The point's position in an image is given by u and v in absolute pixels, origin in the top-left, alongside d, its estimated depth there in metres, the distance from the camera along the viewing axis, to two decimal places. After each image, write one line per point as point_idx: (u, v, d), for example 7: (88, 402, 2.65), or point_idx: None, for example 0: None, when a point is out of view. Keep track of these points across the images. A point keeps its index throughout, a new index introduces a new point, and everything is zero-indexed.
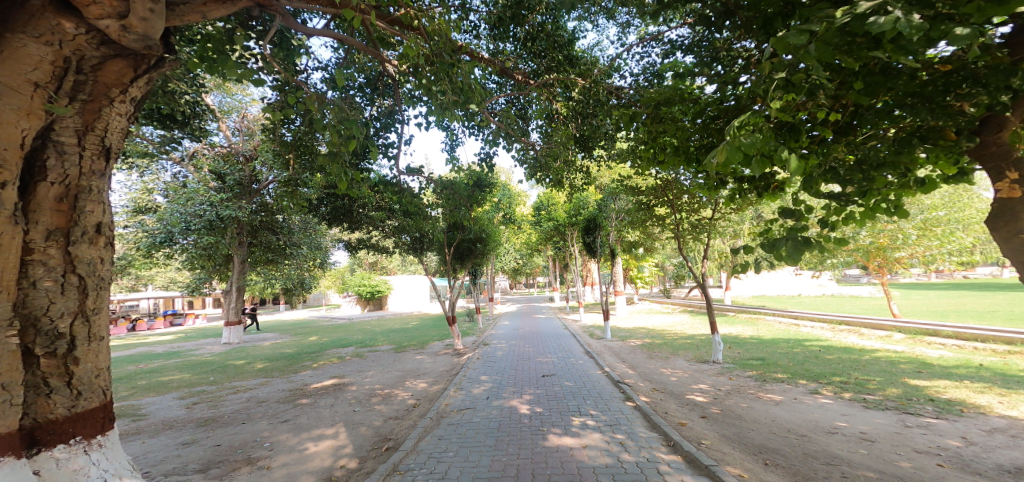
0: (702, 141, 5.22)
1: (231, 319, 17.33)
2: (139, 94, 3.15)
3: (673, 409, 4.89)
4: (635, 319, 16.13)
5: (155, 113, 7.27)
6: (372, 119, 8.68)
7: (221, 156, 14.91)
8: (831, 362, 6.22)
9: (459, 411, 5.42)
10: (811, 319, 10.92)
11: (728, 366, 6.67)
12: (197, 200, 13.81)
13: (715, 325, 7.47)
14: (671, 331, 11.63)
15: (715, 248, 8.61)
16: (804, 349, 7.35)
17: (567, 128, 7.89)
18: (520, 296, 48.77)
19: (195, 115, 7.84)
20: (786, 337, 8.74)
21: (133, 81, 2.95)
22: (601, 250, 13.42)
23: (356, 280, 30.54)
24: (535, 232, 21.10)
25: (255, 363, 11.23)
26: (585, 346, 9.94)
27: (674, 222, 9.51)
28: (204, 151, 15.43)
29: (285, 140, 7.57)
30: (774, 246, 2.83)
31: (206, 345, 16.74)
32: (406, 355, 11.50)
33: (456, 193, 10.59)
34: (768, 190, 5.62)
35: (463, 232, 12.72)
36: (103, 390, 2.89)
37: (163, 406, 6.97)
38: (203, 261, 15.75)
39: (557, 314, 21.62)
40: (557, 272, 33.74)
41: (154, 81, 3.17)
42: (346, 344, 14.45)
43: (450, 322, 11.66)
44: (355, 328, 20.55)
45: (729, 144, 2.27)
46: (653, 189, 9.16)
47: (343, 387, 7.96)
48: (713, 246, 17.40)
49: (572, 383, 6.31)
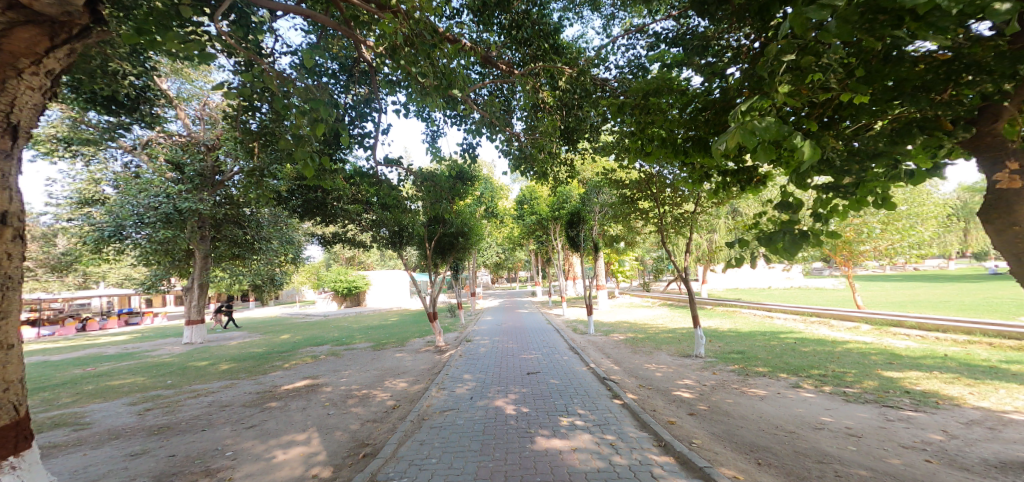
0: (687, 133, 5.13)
1: (195, 318, 16.44)
2: (57, 69, 2.86)
3: (660, 407, 4.82)
4: (616, 313, 16.20)
5: (96, 96, 6.78)
6: (346, 107, 8.24)
7: (180, 145, 13.98)
8: (809, 355, 6.31)
9: (442, 412, 5.18)
10: (784, 311, 11.19)
11: (710, 360, 6.68)
12: (153, 192, 12.88)
13: (697, 319, 7.48)
14: (651, 325, 11.70)
15: (697, 242, 8.57)
16: (782, 342, 7.46)
17: (552, 119, 7.69)
18: (500, 291, 48.54)
19: (146, 99, 7.25)
20: (764, 330, 8.88)
21: (48, 51, 2.67)
22: (584, 244, 13.30)
23: (330, 275, 29.58)
24: (516, 226, 20.87)
25: (220, 364, 10.63)
26: (568, 341, 9.85)
27: (657, 216, 9.48)
28: (161, 139, 14.43)
29: (250, 127, 7.03)
30: (771, 239, 2.71)
31: (168, 346, 15.83)
32: (384, 353, 11.13)
33: (436, 185, 10.22)
34: (754, 184, 5.56)
35: (443, 225, 12.36)
36: (12, 405, 2.62)
37: (113, 413, 6.45)
38: (161, 257, 14.79)
39: (538, 308, 21.53)
40: (537, 266, 33.65)
41: (77, 54, 2.91)
42: (319, 342, 13.91)
43: (428, 319, 11.35)
44: (330, 325, 19.87)
45: (741, 127, 2.14)
46: (636, 182, 9.07)
47: (315, 388, 7.57)
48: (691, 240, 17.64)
49: (558, 381, 6.18)
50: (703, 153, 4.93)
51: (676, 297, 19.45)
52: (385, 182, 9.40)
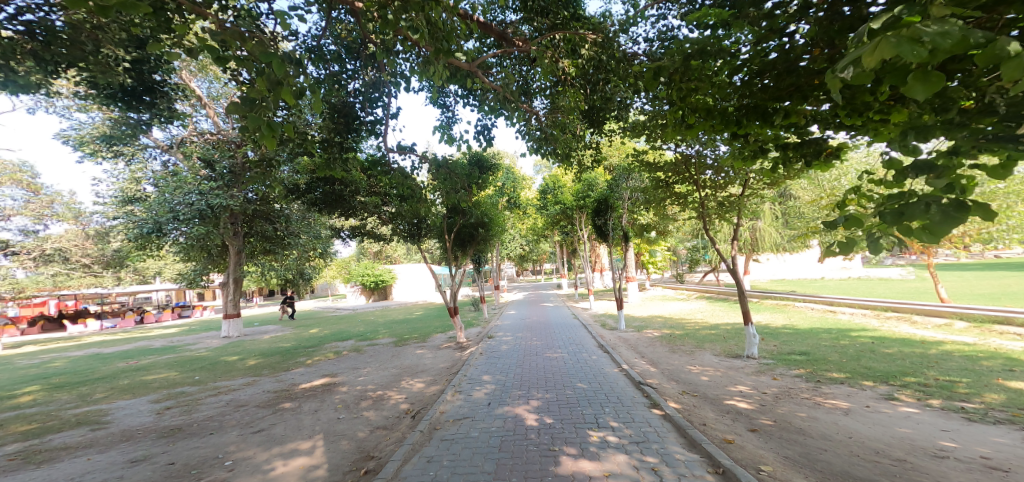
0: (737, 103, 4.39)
1: (231, 312, 16.85)
2: None
3: (712, 420, 4.04)
4: (649, 307, 15.24)
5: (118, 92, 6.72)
6: (355, 94, 7.85)
7: (210, 143, 14.16)
8: (895, 359, 5.30)
9: (455, 421, 4.63)
10: (848, 304, 9.93)
11: (767, 362, 5.79)
12: (186, 189, 13.09)
13: (748, 315, 6.55)
14: (690, 319, 10.76)
15: (743, 229, 7.60)
16: (853, 342, 6.42)
17: (577, 94, 6.90)
18: (528, 284, 47.97)
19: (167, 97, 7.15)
20: (827, 328, 7.80)
21: None
22: (613, 233, 12.41)
23: (359, 270, 29.85)
24: (540, 217, 20.15)
25: (247, 359, 10.61)
26: (599, 338, 9.11)
27: (696, 201, 8.51)
28: (191, 138, 14.70)
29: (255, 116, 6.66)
30: (910, 211, 1.85)
31: (206, 339, 16.29)
32: (406, 349, 10.78)
33: (454, 174, 9.67)
34: (822, 159, 4.65)
35: (463, 216, 11.83)
36: None
37: (133, 411, 6.33)
38: (196, 254, 15.14)
39: (565, 301, 20.71)
40: (563, 258, 32.69)
41: None
42: (346, 337, 13.82)
43: (452, 314, 10.89)
44: (358, 319, 19.93)
45: (898, 32, 1.33)
46: (673, 164, 8.17)
47: (333, 388, 7.24)
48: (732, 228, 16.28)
49: (586, 385, 5.51)
50: (758, 122, 4.13)
51: (715, 289, 18.12)
52: (398, 170, 8.94)
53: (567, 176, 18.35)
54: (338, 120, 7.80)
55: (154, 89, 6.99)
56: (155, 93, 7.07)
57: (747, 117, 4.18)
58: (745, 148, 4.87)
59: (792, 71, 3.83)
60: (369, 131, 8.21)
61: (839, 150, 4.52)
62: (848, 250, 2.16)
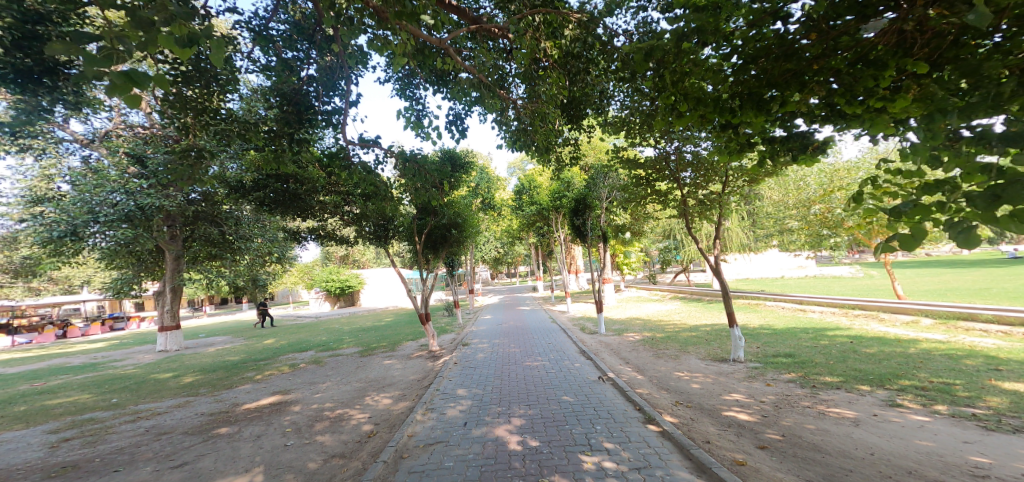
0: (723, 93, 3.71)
1: (169, 324, 15.26)
2: None
3: (715, 435, 3.65)
4: (625, 308, 15.09)
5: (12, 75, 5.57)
6: (309, 82, 7.07)
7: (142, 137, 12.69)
8: (884, 360, 5.16)
9: (426, 447, 4.01)
10: (817, 303, 10.04)
11: (755, 366, 5.55)
12: (109, 188, 11.64)
13: (734, 316, 6.31)
14: (667, 321, 10.61)
15: (724, 228, 7.32)
16: (835, 342, 6.34)
17: (557, 85, 6.49)
18: (500, 287, 47.37)
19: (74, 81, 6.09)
20: (805, 327, 7.75)
21: None
22: (591, 233, 12.04)
23: (322, 275, 28.27)
24: (514, 219, 19.70)
25: (185, 376, 9.47)
26: (578, 343, 8.70)
27: (675, 199, 8.28)
28: (121, 131, 13.14)
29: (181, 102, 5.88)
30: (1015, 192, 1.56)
31: (141, 353, 14.66)
32: (370, 360, 9.96)
33: (425, 170, 8.96)
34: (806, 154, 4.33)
35: (435, 217, 11.07)
36: None
37: (25, 446, 5.28)
38: (127, 258, 13.58)
39: (540, 305, 20.32)
40: (537, 260, 32.32)
41: None
42: (304, 348, 12.75)
43: (421, 320, 10.16)
44: (320, 327, 18.67)
45: None
46: (654, 161, 7.90)
47: (282, 409, 6.39)
48: (704, 230, 16.45)
49: (572, 398, 5.06)
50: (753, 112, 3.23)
51: (687, 290, 18.29)
52: (359, 165, 8.14)
53: (542, 177, 18.03)
54: (291, 113, 7.04)
55: (56, 69, 5.81)
56: (57, 74, 5.87)
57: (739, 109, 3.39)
58: (732, 141, 4.48)
59: (791, 55, 3.08)
60: (326, 122, 7.47)
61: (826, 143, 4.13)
62: (919, 242, 1.82)
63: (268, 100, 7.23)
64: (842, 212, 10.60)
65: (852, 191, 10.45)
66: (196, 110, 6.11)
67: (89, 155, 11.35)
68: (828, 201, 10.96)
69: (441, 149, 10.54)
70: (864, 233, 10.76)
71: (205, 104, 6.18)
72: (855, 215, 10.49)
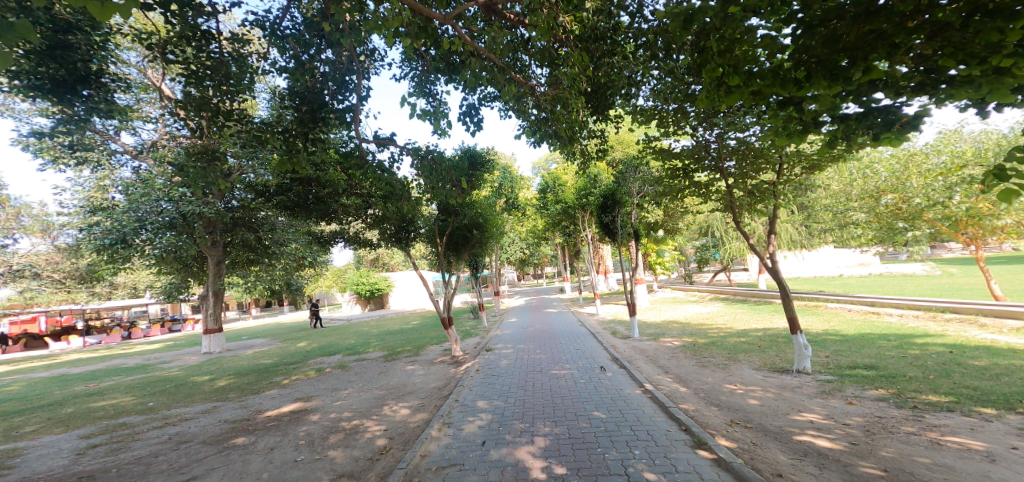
0: (784, 63, 3.57)
1: (212, 327, 15.80)
2: None
3: (788, 469, 2.92)
4: (662, 311, 14.11)
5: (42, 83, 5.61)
6: (324, 79, 6.91)
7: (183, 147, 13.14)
8: (1002, 375, 4.18)
9: (438, 470, 3.51)
10: (893, 305, 8.77)
11: (829, 380, 4.68)
12: (154, 197, 12.12)
13: (796, 321, 5.36)
14: (711, 325, 9.68)
15: (778, 220, 6.37)
16: (926, 352, 5.33)
17: (579, 67, 5.93)
18: (529, 288, 46.82)
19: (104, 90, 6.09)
20: (881, 334, 6.70)
21: None
22: (621, 231, 11.23)
23: (354, 278, 28.78)
24: (540, 218, 19.08)
25: (218, 380, 9.53)
26: (611, 349, 7.98)
27: (717, 191, 7.42)
28: (163, 142, 13.67)
29: (194, 101, 5.86)
30: None
31: (185, 356, 15.22)
32: (396, 365, 9.69)
33: (444, 168, 8.58)
34: (890, 132, 3.98)
35: (456, 217, 10.65)
36: None
37: (52, 452, 5.24)
38: (171, 265, 14.12)
39: (569, 307, 19.55)
40: (566, 261, 31.51)
41: None
42: (333, 351, 12.72)
43: (445, 325, 9.74)
44: (351, 330, 18.81)
45: None
46: (690, 150, 7.10)
47: (302, 418, 6.12)
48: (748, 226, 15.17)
49: (605, 413, 4.45)
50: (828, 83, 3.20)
51: (730, 290, 17.00)
52: (373, 163, 7.87)
53: (568, 175, 17.36)
54: (311, 112, 6.91)
55: (88, 78, 5.85)
56: (90, 82, 5.92)
57: (810, 76, 3.27)
58: (791, 121, 4.05)
59: (874, 13, 2.97)
60: (339, 122, 7.21)
61: (914, 119, 3.90)
62: None
63: (283, 105, 7.14)
64: (919, 201, 9.29)
65: (930, 176, 9.16)
66: (209, 110, 5.99)
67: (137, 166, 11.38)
68: (902, 189, 9.66)
69: (461, 148, 10.15)
70: (947, 225, 9.39)
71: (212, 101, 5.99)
72: (936, 205, 9.13)
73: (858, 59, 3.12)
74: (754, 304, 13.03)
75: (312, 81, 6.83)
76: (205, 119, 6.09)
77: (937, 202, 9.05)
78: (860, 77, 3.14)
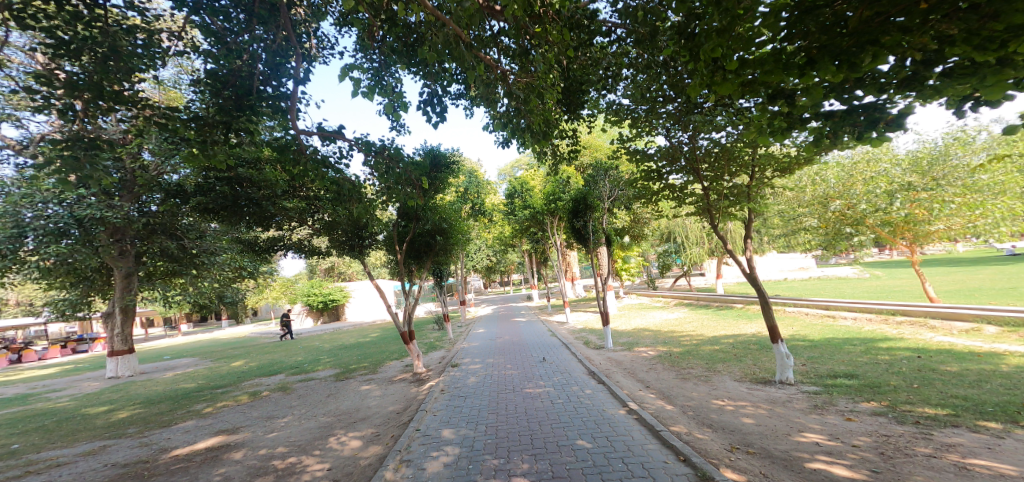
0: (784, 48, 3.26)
1: (119, 348, 13.73)
2: None
3: None
4: (627, 318, 13.94)
5: None
6: (255, 60, 5.98)
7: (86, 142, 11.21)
8: (987, 384, 4.08)
9: None
10: (848, 308, 9.02)
11: (818, 392, 4.43)
12: (39, 198, 10.63)
13: (776, 328, 5.15)
14: (680, 333, 9.53)
15: (752, 225, 6.22)
16: (900, 359, 5.27)
17: (550, 57, 5.46)
18: (492, 297, 46.10)
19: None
20: (848, 339, 6.72)
21: None
22: (591, 236, 10.90)
23: (304, 288, 26.68)
24: (506, 225, 18.58)
25: (121, 411, 8.05)
26: (585, 362, 7.52)
27: (693, 196, 7.21)
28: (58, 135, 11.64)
29: (72, 79, 4.63)
30: None
31: (85, 381, 13.03)
32: (346, 385, 8.66)
33: (404, 168, 7.73)
34: (873, 130, 3.80)
35: (417, 223, 9.82)
36: None
37: None
38: (68, 275, 12.13)
39: (535, 315, 19.10)
40: (530, 267, 31.17)
41: None
42: (273, 371, 11.33)
43: (405, 340, 8.84)
44: (297, 346, 17.16)
45: None
46: (665, 151, 6.87)
47: (220, 458, 5.08)
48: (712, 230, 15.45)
49: (591, 442, 3.92)
50: (833, 71, 2.87)
51: (692, 296, 17.27)
52: (317, 157, 6.88)
53: (535, 181, 17.00)
54: (242, 98, 5.90)
55: None
56: None
57: (815, 61, 2.94)
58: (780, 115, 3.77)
59: None
60: (272, 111, 6.21)
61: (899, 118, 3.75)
62: None
63: (201, 89, 6.06)
64: (864, 206, 9.67)
65: (876, 182, 9.56)
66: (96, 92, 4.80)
67: (23, 163, 9.61)
68: (848, 195, 10.08)
69: (423, 148, 9.34)
70: (886, 230, 9.86)
71: (105, 81, 4.79)
72: (877, 210, 9.59)
73: (865, 44, 2.83)
74: (716, 310, 13.18)
75: (240, 64, 5.90)
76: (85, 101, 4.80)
77: (879, 208, 9.51)
78: (867, 64, 2.82)
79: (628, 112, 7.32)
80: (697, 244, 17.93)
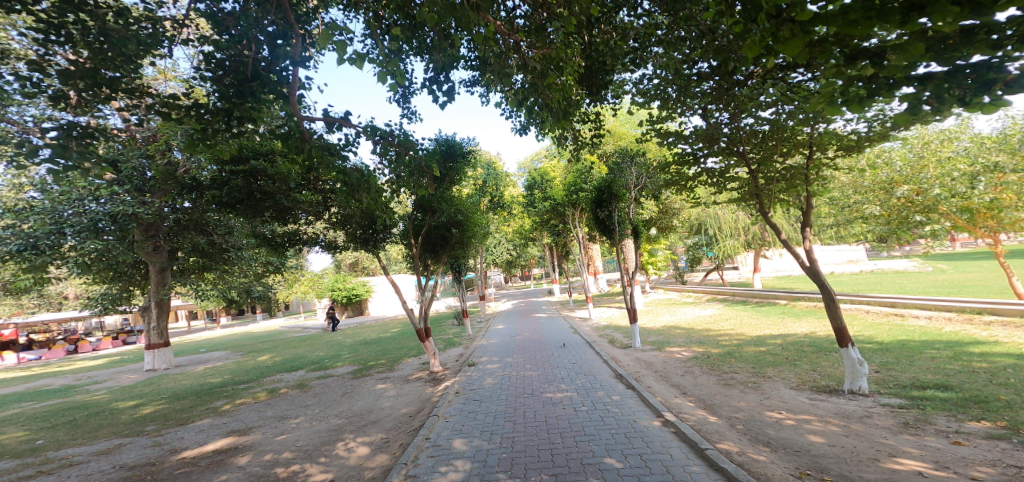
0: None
1: (154, 342, 14.10)
2: None
3: None
4: (658, 315, 13.11)
5: None
6: (258, 45, 5.64)
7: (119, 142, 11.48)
8: None
9: None
10: (918, 305, 7.95)
11: (904, 406, 3.67)
12: (76, 195, 10.79)
13: (842, 329, 4.35)
14: (719, 331, 8.71)
15: (810, 211, 5.37)
16: (1000, 367, 4.40)
17: (572, 19, 4.81)
18: (516, 291, 45.69)
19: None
20: (924, 342, 5.79)
21: None
22: (618, 228, 10.14)
23: (330, 284, 26.95)
24: (528, 217, 17.98)
25: (144, 406, 8.03)
26: (613, 364, 6.87)
27: (736, 180, 6.38)
28: None
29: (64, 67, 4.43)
30: None
31: (123, 374, 13.42)
32: (364, 383, 8.38)
33: (415, 158, 7.29)
34: (987, 93, 3.00)
35: (433, 215, 9.41)
36: None
37: None
38: (103, 271, 12.44)
39: (560, 310, 18.46)
40: (553, 262, 30.42)
41: None
42: (295, 366, 11.25)
43: (421, 337, 8.44)
44: (322, 340, 17.22)
45: None
46: (701, 131, 6.10)
47: (225, 462, 4.78)
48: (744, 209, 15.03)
49: (621, 461, 3.32)
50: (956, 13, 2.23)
51: (727, 290, 16.12)
52: (320, 146, 6.48)
53: (557, 172, 16.30)
54: (243, 84, 5.63)
55: None
56: None
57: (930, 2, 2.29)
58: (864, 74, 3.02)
59: None
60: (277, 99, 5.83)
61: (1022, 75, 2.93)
62: None
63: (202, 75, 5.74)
64: (937, 190, 8.42)
65: (951, 164, 8.43)
66: (91, 80, 4.64)
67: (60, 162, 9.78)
68: (916, 178, 8.84)
69: (437, 138, 8.90)
70: (965, 217, 8.60)
71: (99, 69, 4.59)
72: (954, 196, 8.38)
73: None
74: (757, 306, 12.17)
75: (243, 50, 5.60)
76: (77, 90, 4.64)
77: (958, 193, 8.29)
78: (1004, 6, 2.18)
79: (658, 89, 6.59)
80: (731, 237, 16.77)
